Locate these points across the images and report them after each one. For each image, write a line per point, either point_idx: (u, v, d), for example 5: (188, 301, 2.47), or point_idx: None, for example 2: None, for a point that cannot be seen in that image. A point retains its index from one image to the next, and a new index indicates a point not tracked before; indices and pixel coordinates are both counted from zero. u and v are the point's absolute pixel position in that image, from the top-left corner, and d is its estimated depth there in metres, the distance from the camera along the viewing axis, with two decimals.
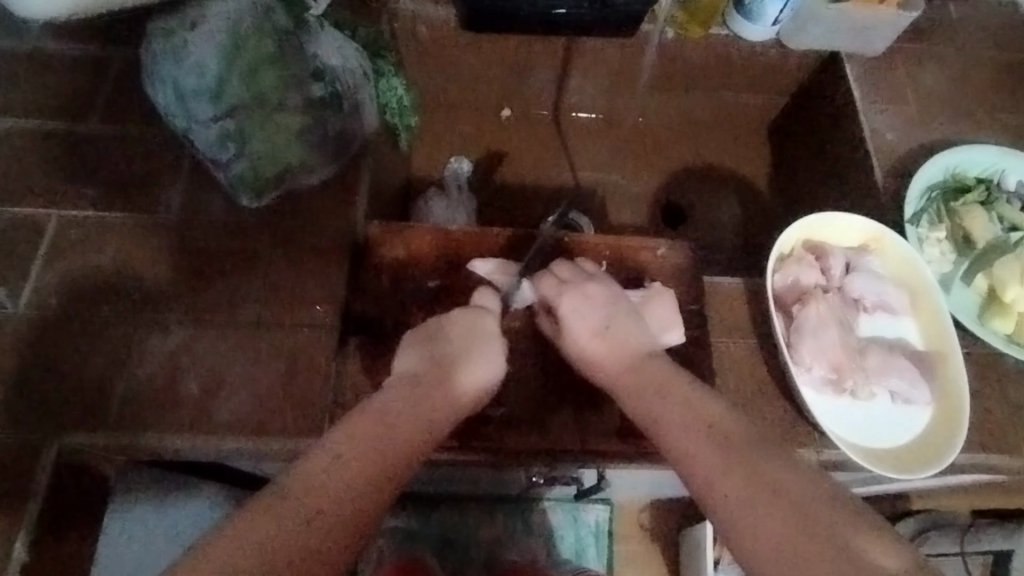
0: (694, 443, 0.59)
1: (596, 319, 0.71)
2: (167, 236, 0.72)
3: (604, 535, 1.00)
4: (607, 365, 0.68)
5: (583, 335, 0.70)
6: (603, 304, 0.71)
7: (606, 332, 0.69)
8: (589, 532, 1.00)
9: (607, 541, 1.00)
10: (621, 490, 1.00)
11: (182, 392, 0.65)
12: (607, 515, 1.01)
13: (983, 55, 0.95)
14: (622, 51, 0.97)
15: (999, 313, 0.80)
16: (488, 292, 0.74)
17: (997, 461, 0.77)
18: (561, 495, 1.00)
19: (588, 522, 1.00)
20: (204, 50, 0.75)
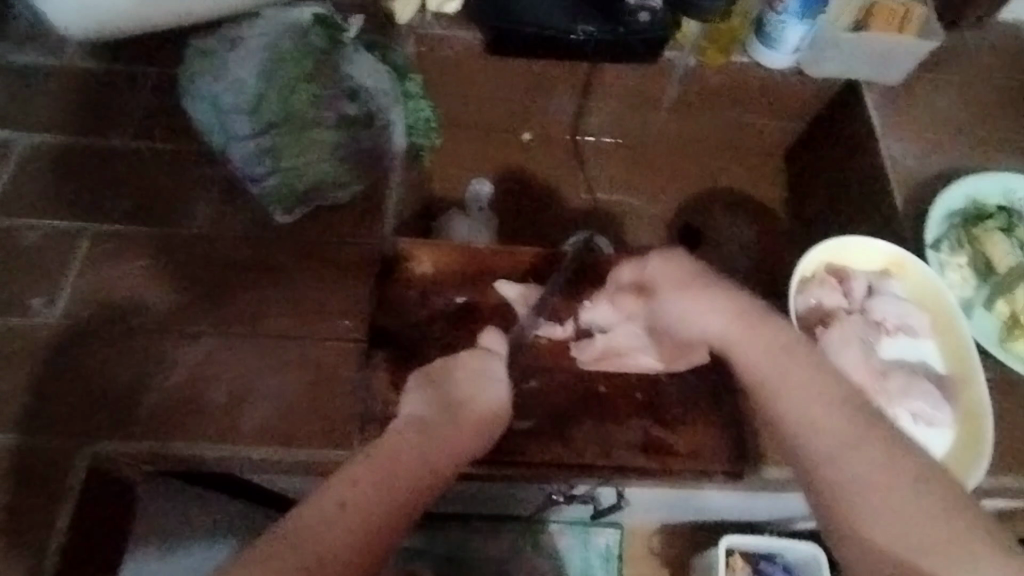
0: (824, 416, 0.58)
1: (690, 270, 0.68)
2: (199, 250, 0.77)
3: (613, 559, 1.05)
4: (715, 312, 0.65)
5: (681, 282, 0.67)
6: (694, 257, 0.69)
7: (705, 276, 0.67)
8: (597, 555, 1.04)
9: (616, 564, 1.05)
10: (632, 514, 1.04)
11: (212, 400, 0.70)
12: (617, 538, 1.06)
13: (978, 93, 1.03)
14: (644, 76, 1.02)
15: (1021, 338, 0.86)
16: (494, 334, 0.75)
17: (1022, 485, 0.82)
18: (570, 518, 1.04)
19: (597, 545, 1.05)
20: (243, 69, 0.81)
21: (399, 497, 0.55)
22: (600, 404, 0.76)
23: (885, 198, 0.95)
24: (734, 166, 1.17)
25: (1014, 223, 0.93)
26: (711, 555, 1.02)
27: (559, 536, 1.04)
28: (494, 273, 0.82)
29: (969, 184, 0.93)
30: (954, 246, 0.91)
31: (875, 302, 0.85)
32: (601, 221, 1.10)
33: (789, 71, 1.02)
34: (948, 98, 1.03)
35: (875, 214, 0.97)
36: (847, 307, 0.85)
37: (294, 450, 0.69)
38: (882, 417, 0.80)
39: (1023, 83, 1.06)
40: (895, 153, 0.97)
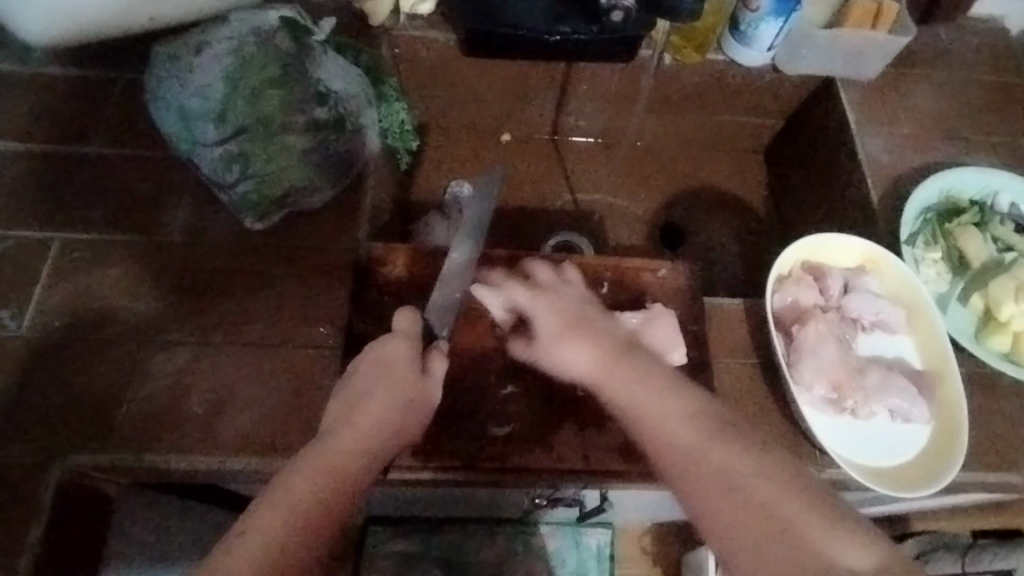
0: (669, 424, 0.55)
1: (566, 314, 0.68)
2: (173, 259, 0.76)
3: (606, 559, 1.05)
4: (580, 356, 0.64)
5: (556, 327, 0.67)
6: (575, 303, 0.69)
7: (580, 321, 0.67)
8: (590, 557, 1.04)
9: (609, 564, 1.05)
10: (623, 513, 1.05)
11: (187, 412, 0.69)
12: (609, 538, 1.06)
13: (952, 88, 1.04)
14: (622, 75, 1.02)
15: (995, 331, 0.87)
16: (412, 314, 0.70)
17: (999, 477, 0.83)
18: (562, 519, 1.03)
19: (590, 546, 1.05)
20: (208, 74, 0.78)
21: (301, 522, 0.48)
22: (579, 407, 0.76)
23: (862, 194, 0.96)
24: (714, 164, 1.18)
25: (988, 218, 0.94)
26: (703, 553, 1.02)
27: (552, 537, 1.03)
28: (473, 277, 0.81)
29: (943, 179, 0.94)
30: (929, 241, 0.92)
31: (852, 299, 0.85)
32: (582, 222, 1.10)
33: (767, 69, 1.02)
34: (923, 94, 1.03)
35: (853, 211, 0.98)
36: (824, 304, 0.85)
37: (272, 459, 0.69)
38: (861, 413, 0.81)
39: (997, 78, 1.06)
40: (872, 149, 0.98)
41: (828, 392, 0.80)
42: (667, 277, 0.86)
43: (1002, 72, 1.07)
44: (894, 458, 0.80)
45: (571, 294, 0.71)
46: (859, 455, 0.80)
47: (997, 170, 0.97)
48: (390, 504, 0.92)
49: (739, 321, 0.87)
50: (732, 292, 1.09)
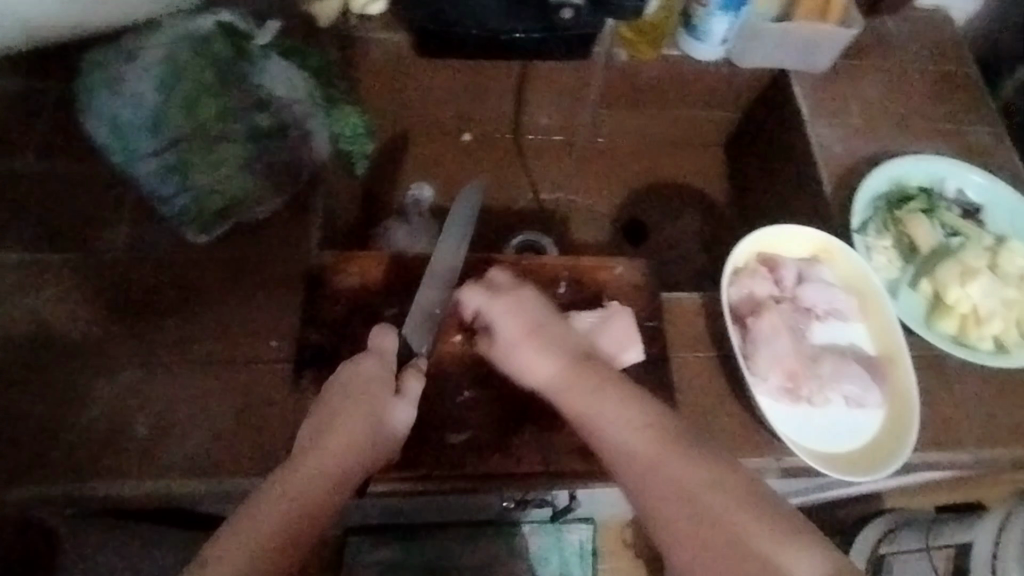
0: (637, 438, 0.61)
1: (530, 320, 0.72)
2: (115, 278, 0.76)
3: (588, 555, 1.05)
4: (547, 361, 0.69)
5: (520, 335, 0.71)
6: (539, 307, 0.73)
7: (543, 328, 0.71)
8: (573, 553, 1.04)
9: (591, 560, 1.05)
10: (602, 508, 1.05)
11: (138, 430, 0.69)
12: (590, 534, 1.06)
13: (900, 79, 1.06)
14: (573, 72, 1.02)
15: (943, 316, 0.89)
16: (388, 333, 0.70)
17: (944, 458, 0.86)
18: (541, 518, 1.03)
19: (572, 543, 1.05)
20: (142, 83, 0.79)
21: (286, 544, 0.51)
22: (535, 410, 0.78)
23: (814, 185, 0.98)
24: (672, 159, 1.19)
25: (936, 203, 0.96)
26: None
27: (532, 537, 1.03)
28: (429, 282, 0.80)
29: (891, 168, 0.96)
30: (879, 229, 0.94)
31: (804, 289, 0.87)
32: (542, 221, 1.10)
33: (721, 62, 1.03)
34: (872, 84, 1.05)
35: (806, 201, 1.00)
36: (778, 295, 0.87)
37: (224, 476, 0.69)
38: (815, 401, 0.83)
39: (943, 67, 1.09)
40: (823, 140, 0.99)
41: (783, 382, 0.82)
42: (623, 274, 0.86)
43: (947, 61, 1.09)
44: (848, 443, 0.82)
45: (534, 297, 0.74)
46: (815, 441, 0.81)
47: (943, 158, 0.99)
48: (362, 513, 0.92)
49: (697, 316, 0.87)
50: (694, 285, 1.10)
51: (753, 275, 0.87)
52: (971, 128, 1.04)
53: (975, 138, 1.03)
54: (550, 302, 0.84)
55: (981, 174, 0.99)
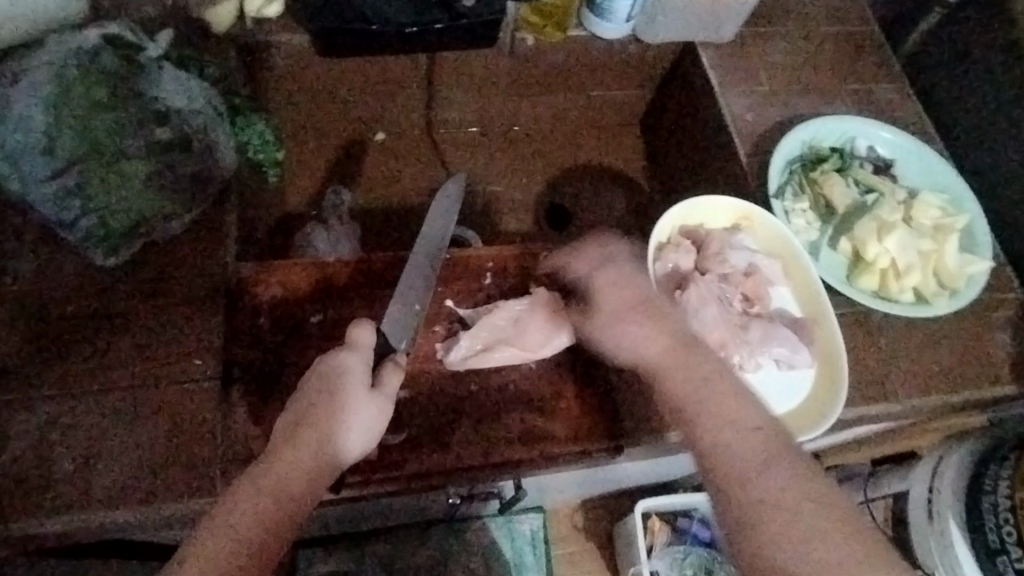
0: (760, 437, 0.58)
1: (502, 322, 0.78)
2: (24, 308, 0.72)
3: (540, 543, 1.05)
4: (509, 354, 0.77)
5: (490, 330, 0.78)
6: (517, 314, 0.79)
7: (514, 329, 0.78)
8: (525, 542, 1.04)
9: (544, 548, 1.05)
10: (550, 496, 1.04)
11: (57, 471, 0.66)
12: (541, 522, 1.06)
13: (804, 42, 1.08)
14: (484, 60, 1.01)
15: (863, 272, 0.92)
16: (365, 329, 0.66)
17: (877, 410, 0.88)
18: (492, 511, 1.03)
19: (523, 532, 1.04)
20: (28, 105, 0.73)
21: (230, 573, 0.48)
22: (473, 402, 0.77)
23: (731, 155, 0.99)
24: (592, 141, 1.19)
25: (848, 163, 0.99)
26: (629, 523, 1.02)
27: (487, 530, 1.03)
28: (352, 286, 0.79)
29: (804, 131, 0.98)
30: (797, 192, 0.97)
31: (728, 256, 0.87)
32: (467, 215, 1.09)
33: (628, 40, 1.03)
34: (777, 50, 1.07)
35: (726, 171, 1.01)
36: (702, 265, 0.87)
37: (159, 503, 0.66)
38: (747, 366, 0.84)
39: (844, 28, 1.11)
40: (735, 109, 1.01)
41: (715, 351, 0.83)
42: (550, 259, 0.85)
43: (848, 22, 1.12)
44: (782, 405, 0.84)
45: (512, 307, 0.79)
46: None
47: (852, 117, 1.02)
48: (308, 525, 0.90)
49: None
50: None
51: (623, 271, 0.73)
52: (874, 87, 1.07)
53: (879, 96, 1.06)
54: (479, 293, 0.83)
55: (891, 130, 1.01)
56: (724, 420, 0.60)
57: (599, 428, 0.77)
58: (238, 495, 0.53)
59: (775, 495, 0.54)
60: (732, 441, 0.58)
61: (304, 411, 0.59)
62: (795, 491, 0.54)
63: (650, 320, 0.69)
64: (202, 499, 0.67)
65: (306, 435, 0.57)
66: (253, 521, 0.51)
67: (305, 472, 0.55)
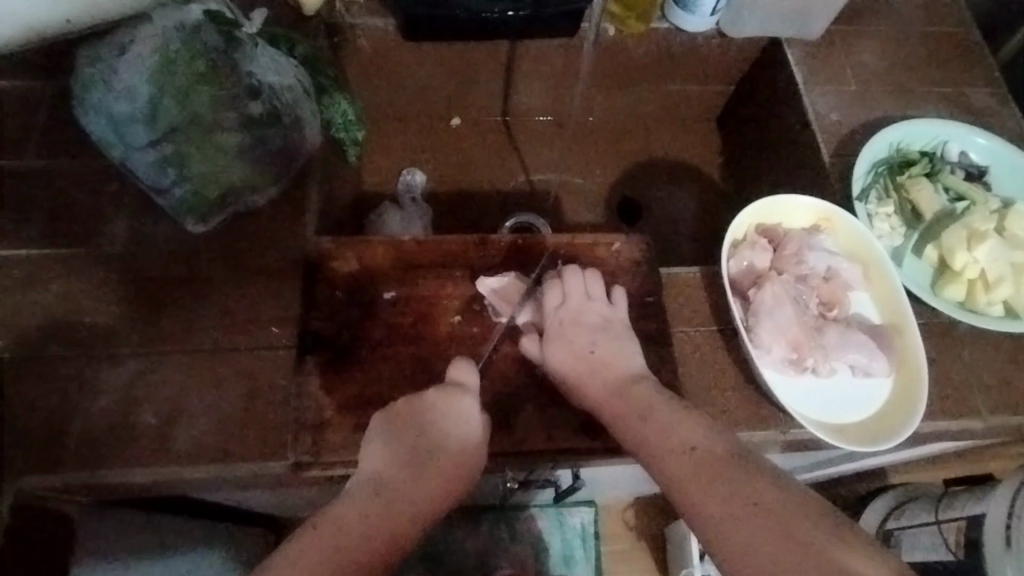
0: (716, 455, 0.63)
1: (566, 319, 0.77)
2: (115, 269, 0.75)
3: (590, 536, 1.04)
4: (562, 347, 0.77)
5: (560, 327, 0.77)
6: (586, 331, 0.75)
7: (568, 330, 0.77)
8: (575, 535, 1.03)
9: (593, 542, 1.04)
10: (602, 492, 1.02)
11: (140, 425, 0.69)
12: (592, 516, 1.05)
13: (896, 42, 1.05)
14: (565, 50, 1.01)
15: (949, 281, 0.88)
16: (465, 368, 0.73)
17: (959, 425, 0.84)
18: (542, 501, 1.02)
19: (573, 524, 1.03)
20: (133, 76, 0.76)
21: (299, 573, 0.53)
22: (539, 389, 0.77)
23: (813, 153, 0.96)
24: (666, 137, 1.18)
25: (938, 168, 0.94)
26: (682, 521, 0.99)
27: (536, 520, 1.03)
28: (426, 266, 0.81)
29: (893, 133, 0.95)
30: (882, 196, 0.93)
31: (806, 257, 0.85)
32: (534, 204, 1.09)
33: (712, 34, 1.02)
34: (868, 49, 1.04)
35: (806, 171, 0.98)
36: (779, 266, 0.85)
37: (232, 464, 0.69)
38: (821, 371, 0.81)
39: (940, 29, 1.07)
40: (820, 107, 0.98)
41: (788, 353, 0.81)
42: (623, 250, 0.86)
43: (946, 24, 1.08)
44: (856, 414, 0.81)
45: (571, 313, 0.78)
46: (822, 413, 0.80)
47: (945, 121, 0.97)
48: None
49: (698, 291, 0.87)
50: (694, 260, 1.10)
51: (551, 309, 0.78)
52: (970, 89, 1.02)
53: (975, 100, 1.02)
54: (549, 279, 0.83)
55: (987, 136, 0.97)
56: (663, 427, 0.66)
57: None
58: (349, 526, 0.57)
59: (722, 476, 0.61)
60: (671, 441, 0.65)
61: (417, 444, 0.65)
62: (777, 495, 0.59)
63: (603, 367, 0.72)
64: (272, 463, 0.69)
65: (432, 474, 0.64)
66: (366, 549, 0.56)
67: (424, 506, 0.62)
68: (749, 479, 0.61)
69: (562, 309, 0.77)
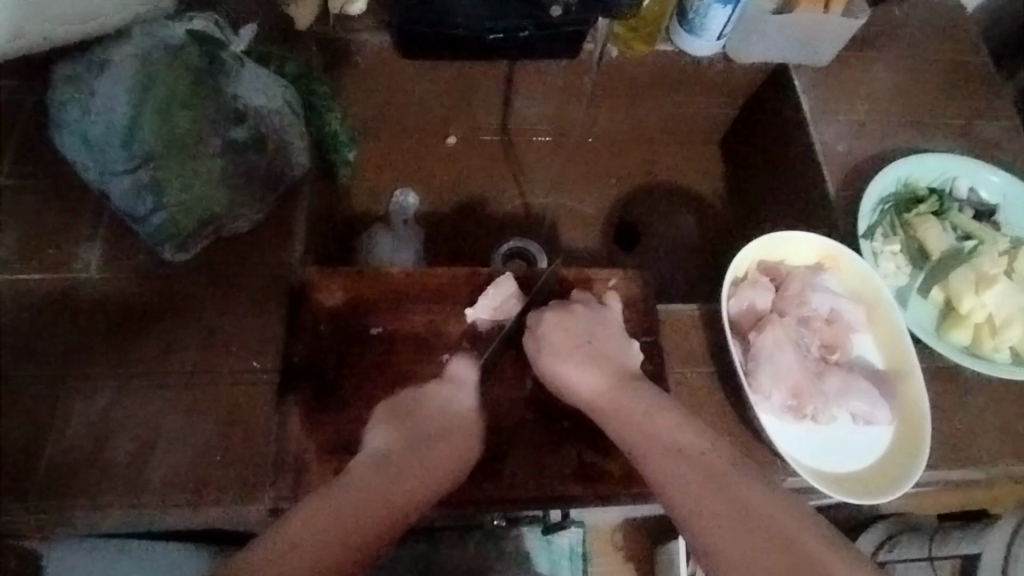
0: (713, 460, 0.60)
1: (576, 332, 0.72)
2: (91, 295, 0.73)
3: (578, 558, 0.95)
4: (555, 337, 0.72)
5: (562, 345, 0.71)
6: (581, 325, 0.73)
7: (583, 341, 0.71)
8: (564, 556, 0.94)
9: (582, 563, 0.95)
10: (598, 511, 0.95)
11: (112, 464, 0.66)
12: (581, 537, 0.96)
13: (907, 71, 1.02)
14: (565, 70, 0.98)
15: (955, 325, 0.85)
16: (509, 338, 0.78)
17: (961, 476, 0.82)
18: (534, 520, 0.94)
19: (562, 545, 0.94)
20: (111, 96, 0.72)
21: None
22: (528, 431, 0.74)
23: (818, 186, 0.93)
24: (669, 158, 1.15)
25: (947, 205, 0.91)
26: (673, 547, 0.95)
27: (525, 539, 0.93)
28: (413, 297, 0.78)
29: (900, 167, 0.92)
30: (888, 233, 0.90)
31: (809, 298, 0.82)
32: (531, 226, 1.07)
33: (717, 58, 0.99)
34: (878, 77, 1.01)
35: (810, 203, 0.95)
36: (780, 306, 0.82)
37: (206, 506, 0.66)
38: (821, 419, 0.79)
39: (950, 58, 1.04)
40: (828, 138, 0.95)
41: (788, 400, 0.78)
42: (620, 285, 0.84)
43: (957, 52, 1.05)
44: (855, 464, 0.78)
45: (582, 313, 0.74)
46: (820, 463, 0.77)
47: (958, 156, 0.94)
48: None
49: (695, 328, 0.84)
50: (692, 286, 1.07)
51: (558, 311, 0.74)
52: (979, 122, 0.99)
53: (987, 133, 0.99)
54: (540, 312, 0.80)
55: (998, 173, 0.93)
56: (669, 451, 0.61)
57: None
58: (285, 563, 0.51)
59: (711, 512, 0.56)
60: (682, 470, 0.59)
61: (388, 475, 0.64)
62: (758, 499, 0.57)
63: (591, 360, 0.70)
64: (249, 505, 0.67)
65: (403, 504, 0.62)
66: None
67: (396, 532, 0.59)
68: (738, 481, 0.58)
69: (558, 308, 0.74)
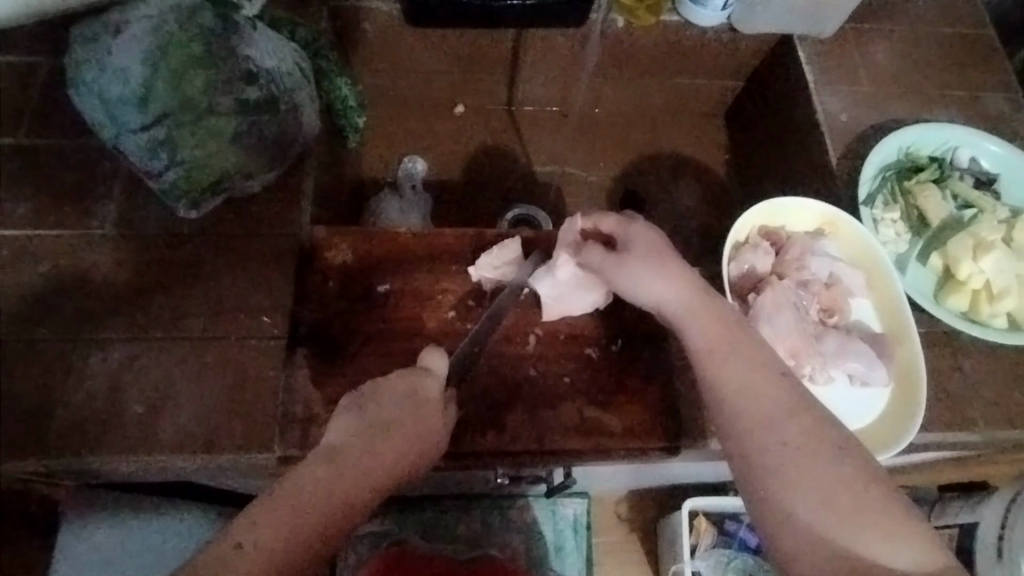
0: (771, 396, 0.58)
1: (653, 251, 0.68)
2: (105, 251, 0.75)
3: (582, 528, 0.97)
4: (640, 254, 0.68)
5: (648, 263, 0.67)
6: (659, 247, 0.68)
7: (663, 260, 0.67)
8: (567, 527, 0.97)
9: (585, 533, 0.97)
10: (600, 482, 0.97)
11: (126, 412, 0.69)
12: (585, 508, 0.98)
13: (911, 43, 1.03)
14: (571, 40, 0.99)
15: (952, 291, 0.86)
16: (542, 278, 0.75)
17: (955, 438, 0.83)
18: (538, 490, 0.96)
19: (565, 515, 0.97)
20: (125, 56, 0.73)
21: (315, 517, 0.53)
22: (531, 387, 0.76)
23: (820, 155, 0.95)
24: (673, 131, 1.17)
25: (947, 174, 0.92)
26: (674, 517, 0.97)
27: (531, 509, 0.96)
28: (420, 257, 0.80)
29: (902, 135, 0.92)
30: (888, 201, 0.91)
31: (809, 262, 0.84)
32: (536, 196, 1.08)
33: (722, 28, 1.00)
34: (881, 48, 1.01)
35: (812, 172, 0.97)
36: (780, 270, 0.83)
37: (217, 454, 0.68)
38: (818, 379, 0.80)
39: (955, 30, 1.05)
40: (830, 107, 0.96)
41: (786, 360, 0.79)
42: None
43: (961, 25, 1.05)
44: (850, 424, 0.80)
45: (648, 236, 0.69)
46: None
47: (959, 126, 0.95)
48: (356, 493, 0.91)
49: None
50: (695, 256, 1.09)
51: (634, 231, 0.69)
52: (985, 95, 1.00)
53: (990, 105, 0.99)
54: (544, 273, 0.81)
55: (998, 143, 0.94)
56: (746, 377, 0.59)
57: (655, 427, 0.75)
58: (294, 498, 0.53)
59: (794, 449, 0.55)
60: (763, 403, 0.58)
61: None
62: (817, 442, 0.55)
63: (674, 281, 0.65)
64: (258, 454, 0.69)
65: None
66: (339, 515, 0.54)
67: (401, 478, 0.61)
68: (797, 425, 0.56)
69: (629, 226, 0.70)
